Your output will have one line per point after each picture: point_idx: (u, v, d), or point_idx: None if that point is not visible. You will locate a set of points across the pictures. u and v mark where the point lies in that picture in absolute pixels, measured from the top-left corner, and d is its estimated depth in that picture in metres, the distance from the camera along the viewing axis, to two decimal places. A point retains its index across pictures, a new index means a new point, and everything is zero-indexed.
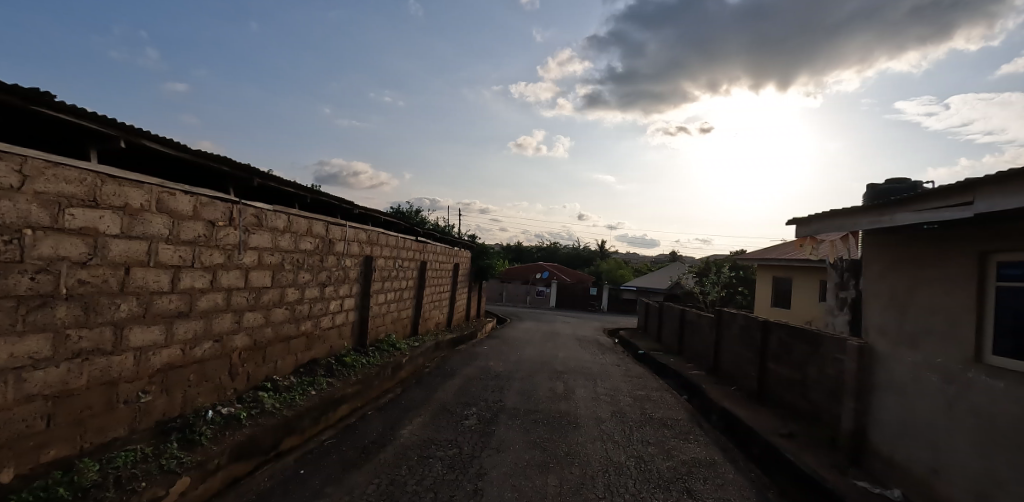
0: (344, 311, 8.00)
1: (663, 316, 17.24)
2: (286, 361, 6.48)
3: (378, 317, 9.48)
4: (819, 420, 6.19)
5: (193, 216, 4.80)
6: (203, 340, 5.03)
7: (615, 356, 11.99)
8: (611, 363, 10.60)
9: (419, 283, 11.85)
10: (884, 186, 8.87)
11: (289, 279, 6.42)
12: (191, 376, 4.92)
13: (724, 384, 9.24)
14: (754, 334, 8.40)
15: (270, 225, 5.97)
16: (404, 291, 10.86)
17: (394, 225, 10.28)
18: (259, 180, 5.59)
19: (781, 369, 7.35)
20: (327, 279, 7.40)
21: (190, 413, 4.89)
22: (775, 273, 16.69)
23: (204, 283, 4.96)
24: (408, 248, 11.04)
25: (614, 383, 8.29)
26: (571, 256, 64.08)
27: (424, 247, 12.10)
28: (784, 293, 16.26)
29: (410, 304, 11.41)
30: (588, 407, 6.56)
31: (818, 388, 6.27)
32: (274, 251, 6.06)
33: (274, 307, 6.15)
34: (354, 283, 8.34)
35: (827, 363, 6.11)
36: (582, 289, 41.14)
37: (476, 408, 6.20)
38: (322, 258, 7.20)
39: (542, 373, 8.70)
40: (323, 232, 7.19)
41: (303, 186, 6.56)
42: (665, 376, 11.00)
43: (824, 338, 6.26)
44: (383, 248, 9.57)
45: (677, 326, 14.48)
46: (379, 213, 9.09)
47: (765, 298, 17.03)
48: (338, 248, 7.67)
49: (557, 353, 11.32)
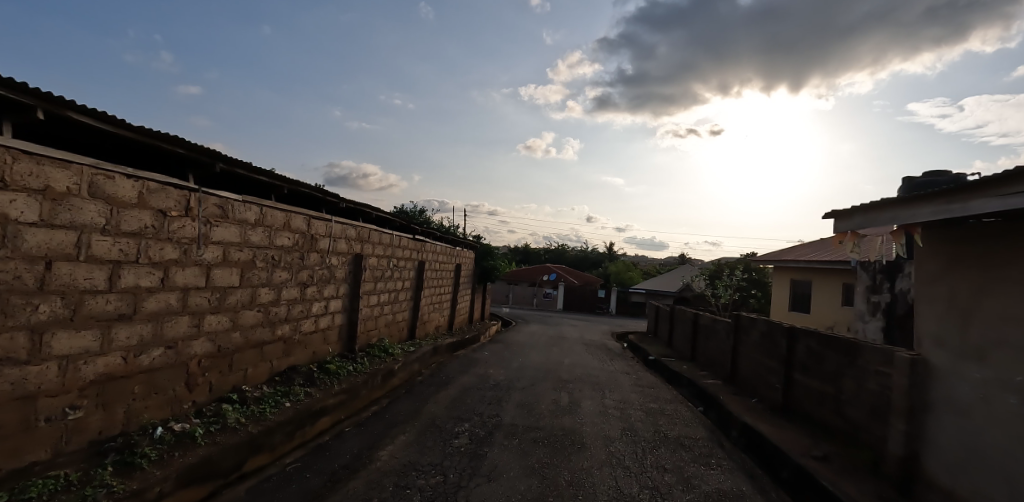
0: (330, 313, 7.34)
1: (675, 320, 16.44)
2: (258, 369, 5.83)
3: (370, 321, 8.82)
4: (858, 441, 5.41)
5: (138, 204, 4.16)
6: (152, 346, 4.39)
7: (625, 363, 11.23)
8: (620, 370, 9.84)
9: (417, 284, 11.19)
10: (923, 180, 8.03)
11: (261, 278, 5.77)
12: (137, 388, 4.28)
13: (744, 396, 8.45)
14: (778, 342, 7.61)
15: (238, 218, 5.33)
16: (399, 292, 10.19)
17: (391, 222, 9.63)
18: (222, 166, 4.94)
19: (810, 382, 6.56)
20: (310, 278, 6.76)
21: (134, 431, 4.25)
22: (793, 275, 15.82)
23: (152, 282, 4.32)
24: (405, 247, 10.37)
25: (623, 394, 7.54)
26: (579, 258, 63.27)
27: (422, 246, 11.43)
28: (803, 298, 15.40)
29: (407, 307, 10.74)
30: (594, 424, 5.83)
31: (856, 404, 5.50)
32: (243, 247, 5.42)
33: (243, 310, 5.50)
34: (343, 283, 7.69)
35: (868, 377, 5.33)
36: (590, 291, 40.30)
37: (469, 425, 5.51)
38: (303, 255, 6.56)
39: (545, 382, 7.97)
40: (304, 227, 6.54)
41: (280, 175, 5.92)
42: (678, 385, 10.22)
43: (863, 347, 5.50)
44: (376, 247, 8.91)
45: (689, 331, 13.68)
46: (371, 209, 8.44)
47: (783, 303, 16.16)
48: (322, 245, 7.02)
49: (563, 359, 10.58)
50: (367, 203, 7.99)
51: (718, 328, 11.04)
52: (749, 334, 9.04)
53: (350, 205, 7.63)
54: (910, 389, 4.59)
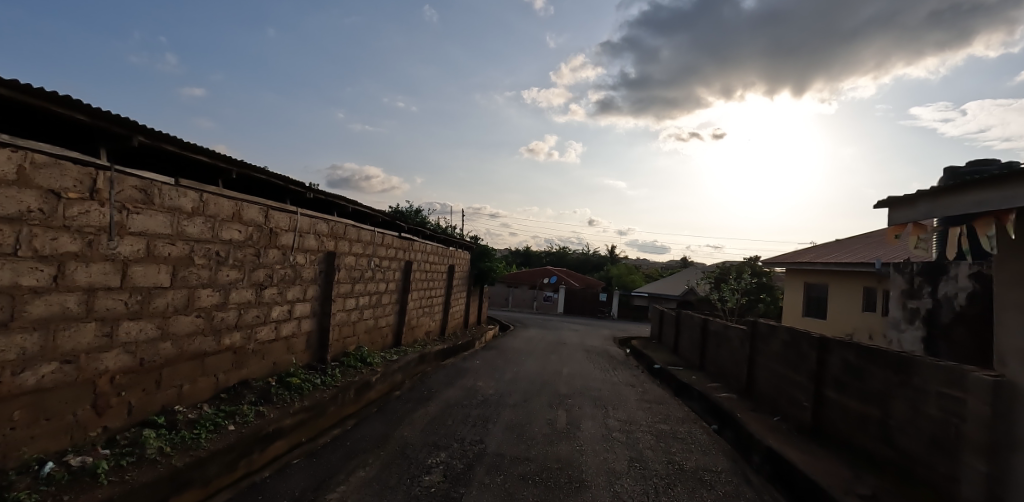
0: (294, 319, 6.44)
1: (681, 325, 15.51)
2: (197, 386, 4.94)
3: (347, 327, 7.91)
4: (915, 478, 4.48)
5: (18, 182, 3.28)
6: (41, 362, 3.50)
7: (629, 373, 10.29)
8: (624, 382, 8.91)
9: (404, 287, 10.27)
10: (968, 169, 7.10)
11: (202, 278, 4.89)
12: (18, 414, 3.37)
13: (764, 413, 7.51)
14: (805, 354, 6.68)
15: (169, 204, 4.44)
16: (382, 295, 9.26)
17: (374, 218, 8.72)
18: (143, 140, 4.05)
19: (847, 402, 5.63)
20: (268, 278, 5.86)
21: (11, 470, 3.33)
22: (807, 277, 14.87)
23: (39, 280, 3.44)
24: (390, 245, 9.46)
25: (629, 412, 6.62)
26: (580, 261, 62.35)
27: (409, 245, 10.48)
28: (818, 303, 14.45)
29: (391, 311, 9.82)
30: (596, 452, 4.91)
31: (911, 432, 4.58)
32: (175, 240, 4.54)
33: (176, 315, 4.62)
34: (312, 285, 6.79)
35: (928, 400, 4.41)
36: (591, 294, 39.38)
37: (446, 454, 4.60)
38: (258, 251, 5.67)
39: (540, 397, 7.04)
40: (260, 219, 5.66)
41: (227, 157, 5.03)
42: (688, 398, 9.29)
43: (920, 365, 4.57)
44: (354, 245, 8.00)
45: (698, 337, 12.76)
46: (348, 203, 7.54)
47: (796, 307, 15.20)
48: (284, 241, 6.12)
49: (562, 369, 9.65)
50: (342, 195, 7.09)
51: (731, 335, 10.12)
52: (768, 343, 8.12)
53: (321, 195, 6.72)
54: (992, 420, 3.67)
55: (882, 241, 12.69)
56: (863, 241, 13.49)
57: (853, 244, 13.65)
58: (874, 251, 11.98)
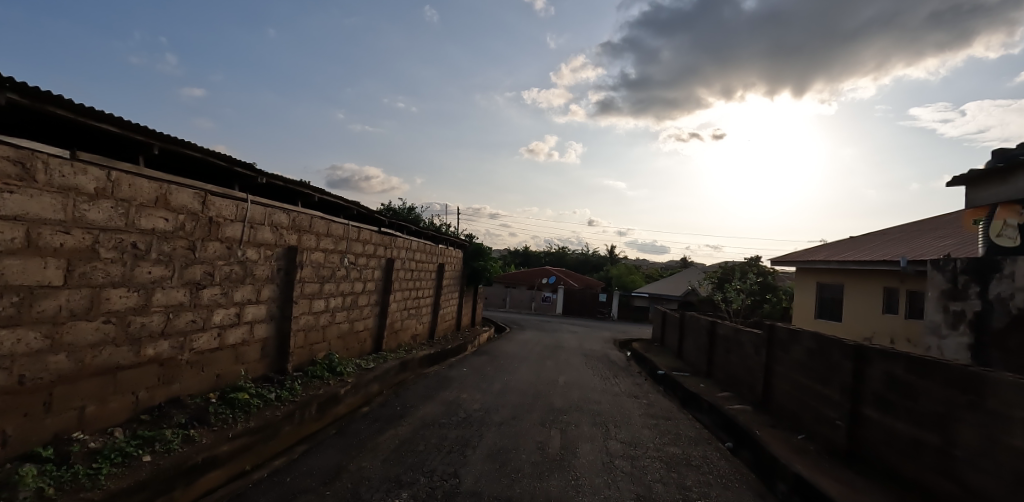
0: (243, 323, 5.54)
1: (685, 328, 14.59)
2: (105, 406, 4.05)
3: (315, 332, 7.00)
4: None
5: None
6: None
7: (631, 381, 9.40)
8: (626, 392, 8.01)
9: (386, 287, 9.33)
10: None
11: (111, 275, 4.00)
12: None
13: (786, 430, 6.62)
14: (837, 365, 5.77)
15: (60, 183, 3.56)
16: (359, 296, 8.32)
17: (349, 211, 7.80)
18: (15, 99, 3.15)
19: (894, 423, 4.74)
20: (208, 276, 4.97)
21: None
22: (820, 277, 13.97)
23: None
24: (370, 242, 8.53)
25: (633, 431, 5.73)
26: (580, 261, 61.48)
27: (392, 241, 9.52)
28: (831, 304, 13.57)
29: (371, 313, 8.88)
30: (596, 488, 4.02)
31: (986, 466, 3.69)
32: (70, 228, 3.65)
33: (73, 320, 3.74)
34: (268, 285, 5.89)
35: (1011, 428, 3.52)
36: (591, 295, 38.44)
37: (409, 493, 3.71)
38: (193, 244, 4.78)
39: (532, 412, 6.14)
40: (194, 206, 4.76)
41: (146, 128, 4.15)
42: (697, 410, 8.39)
43: (999, 383, 3.68)
44: (325, 240, 7.09)
45: (704, 341, 11.85)
46: (315, 192, 6.62)
47: (808, 309, 14.32)
48: (228, 233, 5.21)
49: (558, 377, 8.74)
50: (305, 182, 6.18)
51: (743, 340, 9.23)
52: (789, 350, 7.23)
53: (278, 181, 5.80)
54: None
55: (903, 238, 11.80)
56: (880, 238, 12.60)
57: (870, 242, 12.76)
58: (896, 248, 11.09)
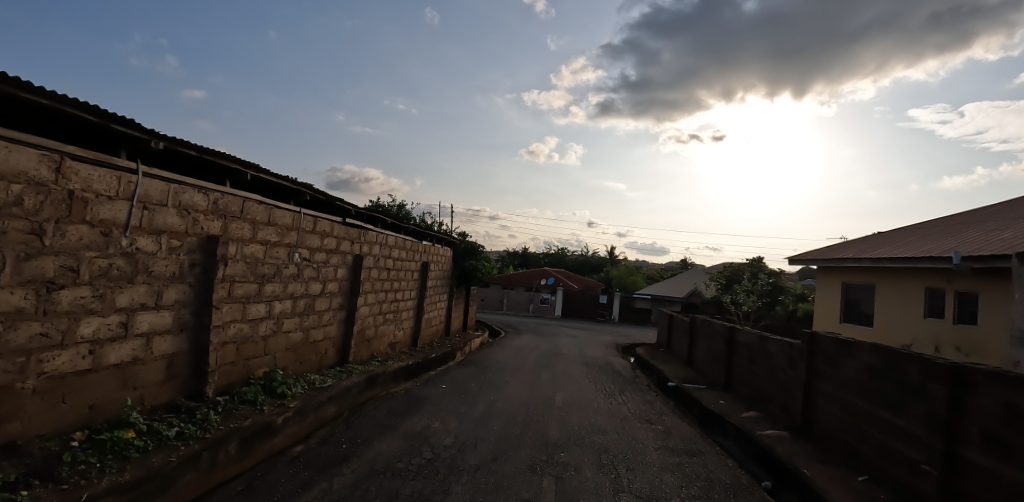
0: (133, 336, 4.19)
1: (696, 334, 13.21)
2: None
3: (251, 344, 5.62)
4: None
5: None
6: None
7: (640, 397, 8.03)
8: (636, 414, 6.65)
9: (353, 289, 7.93)
10: None
11: None
12: None
13: (841, 469, 5.25)
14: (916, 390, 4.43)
15: None
16: (317, 300, 6.93)
17: (301, 195, 6.43)
18: None
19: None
20: (68, 272, 3.62)
21: None
22: (845, 277, 12.60)
23: None
24: (331, 234, 7.15)
25: (651, 477, 4.38)
26: (580, 262, 60.14)
27: (362, 235, 8.12)
28: (858, 306, 12.23)
29: (335, 320, 7.49)
30: None
31: None
32: None
33: None
34: (174, 285, 4.53)
35: None
36: (591, 296, 37.02)
37: None
38: (41, 227, 3.43)
39: (519, 448, 4.79)
40: (43, 174, 3.42)
41: None
42: (720, 434, 7.02)
43: None
44: (264, 230, 5.72)
45: (720, 349, 10.46)
46: (246, 168, 5.25)
47: (832, 311, 12.97)
48: (104, 216, 3.86)
49: (554, 394, 7.38)
50: (228, 154, 4.82)
51: (770, 349, 7.86)
52: (839, 366, 5.86)
53: (184, 149, 4.43)
54: None
55: (945, 232, 10.46)
56: (916, 233, 11.26)
57: (904, 237, 11.41)
58: (940, 243, 9.75)
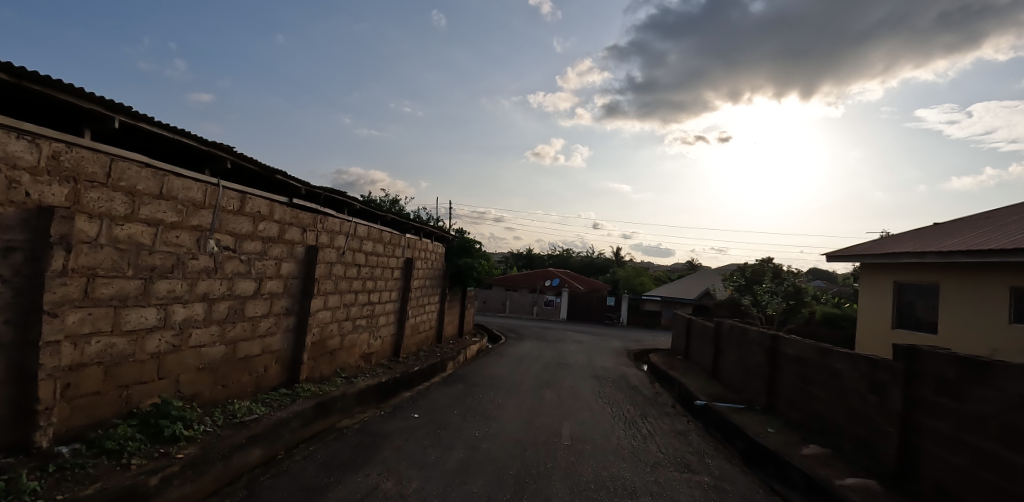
0: None
1: (722, 342, 11.45)
2: None
3: (129, 364, 4.00)
4: None
5: None
6: None
7: (669, 426, 6.33)
8: (670, 457, 4.94)
9: (307, 289, 6.24)
10: None
11: None
12: None
13: None
14: None
15: None
16: (249, 303, 5.27)
17: (219, 161, 4.76)
18: None
19: None
20: None
21: None
22: (898, 277, 10.80)
23: None
24: (271, 217, 5.49)
25: None
26: (586, 263, 58.35)
27: (319, 222, 6.42)
28: (913, 310, 10.46)
29: (279, 329, 5.81)
30: None
31: None
32: None
33: None
34: None
35: None
36: (598, 298, 35.21)
37: None
38: None
39: None
40: None
41: None
42: (778, 480, 5.31)
43: None
44: (152, 205, 4.09)
45: (757, 362, 8.73)
46: (111, 111, 3.63)
47: (881, 315, 11.20)
48: None
49: (559, 424, 5.69)
50: (62, 81, 3.22)
51: (837, 367, 6.12)
52: (966, 398, 4.12)
53: None
54: None
55: None
56: (990, 224, 9.48)
57: (974, 228, 9.64)
58: None
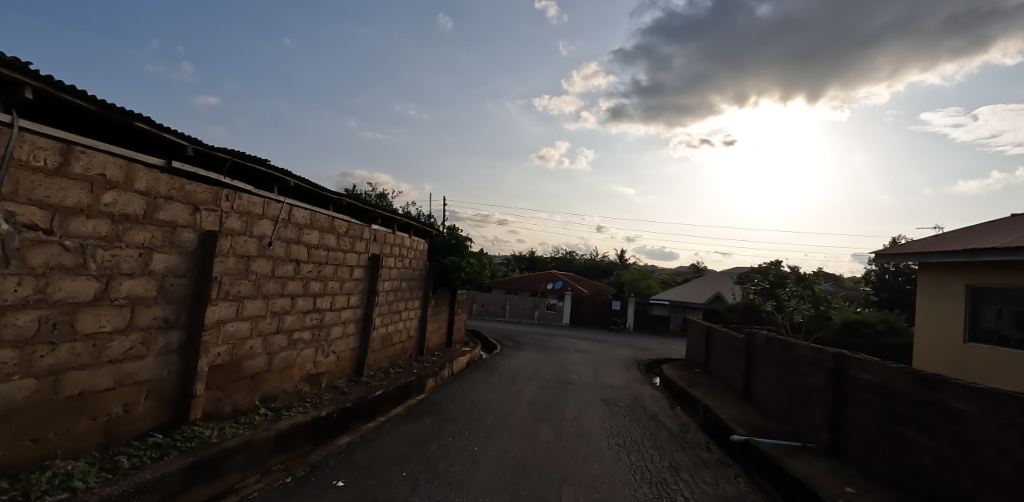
0: None
1: (755, 358, 9.57)
2: None
3: None
4: None
5: None
6: None
7: (714, 488, 4.46)
8: None
9: (202, 291, 4.42)
10: None
11: None
12: None
13: None
14: None
15: None
16: (86, 311, 3.48)
17: (12, 89, 2.99)
18: None
19: None
20: None
21: None
22: (972, 279, 8.93)
23: None
24: (128, 185, 3.69)
25: None
26: (590, 266, 56.47)
27: (223, 198, 4.61)
28: (991, 319, 8.59)
29: (149, 350, 4.00)
30: None
31: None
32: None
33: None
34: None
35: None
36: (603, 302, 33.36)
37: None
38: None
39: None
40: None
41: None
42: None
43: None
44: None
45: (811, 388, 6.86)
46: None
47: (948, 325, 9.32)
48: None
49: (556, 493, 3.86)
50: None
51: (956, 406, 4.27)
52: None
53: None
54: None
55: None
56: None
57: None
58: None
